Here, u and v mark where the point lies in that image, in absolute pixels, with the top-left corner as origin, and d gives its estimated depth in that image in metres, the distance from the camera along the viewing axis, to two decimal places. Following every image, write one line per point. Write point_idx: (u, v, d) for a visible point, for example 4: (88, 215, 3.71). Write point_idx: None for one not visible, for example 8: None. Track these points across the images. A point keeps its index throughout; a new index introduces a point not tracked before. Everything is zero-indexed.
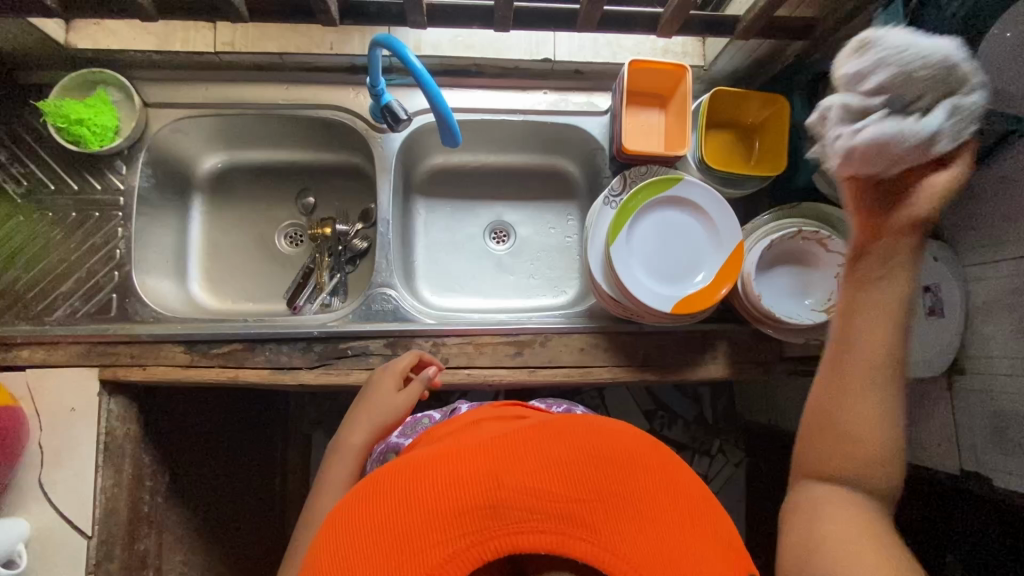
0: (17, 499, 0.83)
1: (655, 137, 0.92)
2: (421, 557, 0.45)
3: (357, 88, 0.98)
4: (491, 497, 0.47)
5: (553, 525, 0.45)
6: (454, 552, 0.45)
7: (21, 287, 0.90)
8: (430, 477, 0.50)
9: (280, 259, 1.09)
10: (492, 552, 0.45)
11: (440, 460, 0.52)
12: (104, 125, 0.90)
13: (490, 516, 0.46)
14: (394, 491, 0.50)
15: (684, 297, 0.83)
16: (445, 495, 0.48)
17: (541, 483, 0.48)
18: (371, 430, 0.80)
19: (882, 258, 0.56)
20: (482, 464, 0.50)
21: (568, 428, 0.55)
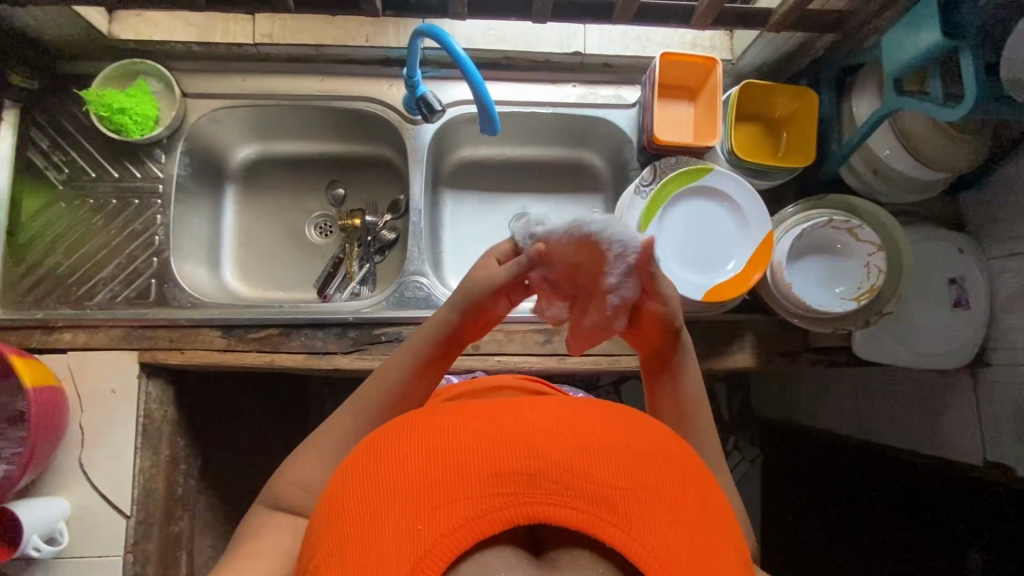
0: (57, 479, 0.85)
1: (684, 129, 0.94)
2: (448, 507, 0.44)
3: (391, 81, 1.00)
4: (527, 465, 0.46)
5: (586, 503, 0.44)
6: (482, 510, 0.44)
7: (63, 271, 0.91)
8: (466, 435, 0.49)
9: (310, 249, 1.11)
10: (520, 516, 0.44)
11: (481, 417, 0.51)
12: (146, 114, 0.92)
13: (525, 482, 0.45)
14: (431, 436, 0.49)
15: (714, 286, 0.86)
16: (483, 453, 0.47)
17: (582, 460, 0.46)
18: (456, 307, 0.72)
19: (662, 366, 0.74)
20: (525, 428, 0.49)
21: (616, 415, 0.53)
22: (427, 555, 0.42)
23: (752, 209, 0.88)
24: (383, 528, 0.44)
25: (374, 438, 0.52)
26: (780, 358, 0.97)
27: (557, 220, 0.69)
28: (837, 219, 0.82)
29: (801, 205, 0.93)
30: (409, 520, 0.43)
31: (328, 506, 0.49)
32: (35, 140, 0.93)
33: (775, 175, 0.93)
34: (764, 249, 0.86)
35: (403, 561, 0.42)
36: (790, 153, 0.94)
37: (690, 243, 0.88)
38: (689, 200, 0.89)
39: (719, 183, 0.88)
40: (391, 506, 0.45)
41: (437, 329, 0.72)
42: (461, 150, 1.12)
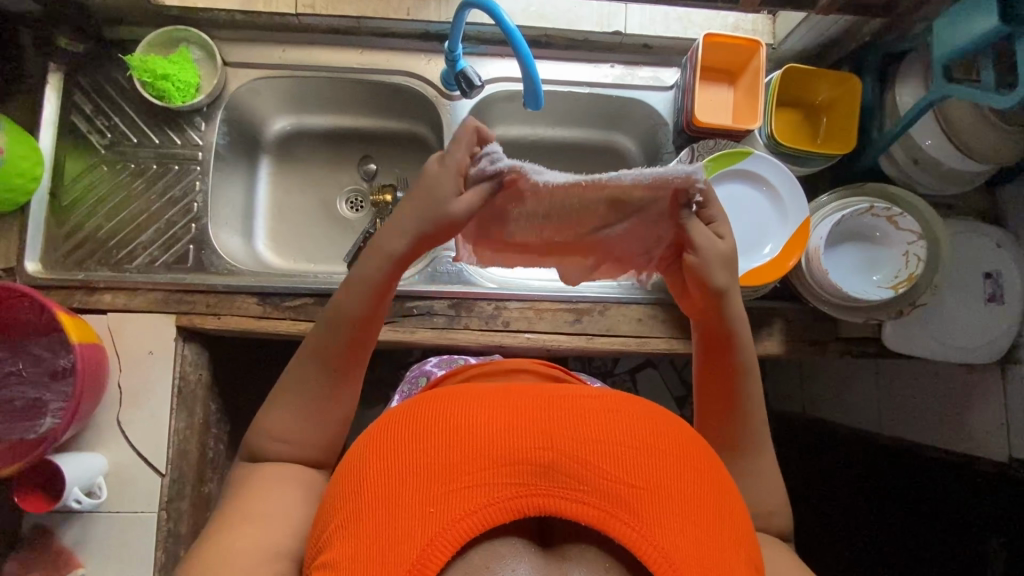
0: (96, 436, 0.87)
1: (723, 112, 0.94)
2: (462, 492, 0.46)
3: (430, 56, 1.00)
4: (542, 459, 0.47)
5: (597, 499, 0.45)
6: (495, 498, 0.45)
7: (104, 234, 0.93)
8: (484, 422, 0.49)
9: (341, 223, 1.12)
10: (531, 506, 0.46)
11: (499, 402, 0.52)
12: (188, 81, 0.93)
13: (539, 474, 0.46)
14: (447, 419, 0.50)
15: (750, 270, 0.85)
16: (500, 443, 0.48)
17: (597, 455, 0.47)
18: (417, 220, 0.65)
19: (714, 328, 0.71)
20: (542, 419, 0.50)
21: (635, 408, 0.53)
22: (439, 537, 0.44)
23: (789, 194, 0.87)
24: (398, 507, 0.46)
25: (392, 415, 0.54)
26: (808, 346, 0.97)
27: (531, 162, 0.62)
28: (878, 207, 0.81)
29: (836, 195, 0.92)
30: (423, 501, 0.45)
31: (345, 477, 0.51)
32: (78, 104, 0.94)
33: (812, 162, 0.92)
34: (800, 234, 0.86)
35: (417, 541, 0.44)
36: (830, 140, 0.93)
37: None
38: (727, 182, 0.89)
39: (757, 167, 0.88)
40: (406, 485, 0.47)
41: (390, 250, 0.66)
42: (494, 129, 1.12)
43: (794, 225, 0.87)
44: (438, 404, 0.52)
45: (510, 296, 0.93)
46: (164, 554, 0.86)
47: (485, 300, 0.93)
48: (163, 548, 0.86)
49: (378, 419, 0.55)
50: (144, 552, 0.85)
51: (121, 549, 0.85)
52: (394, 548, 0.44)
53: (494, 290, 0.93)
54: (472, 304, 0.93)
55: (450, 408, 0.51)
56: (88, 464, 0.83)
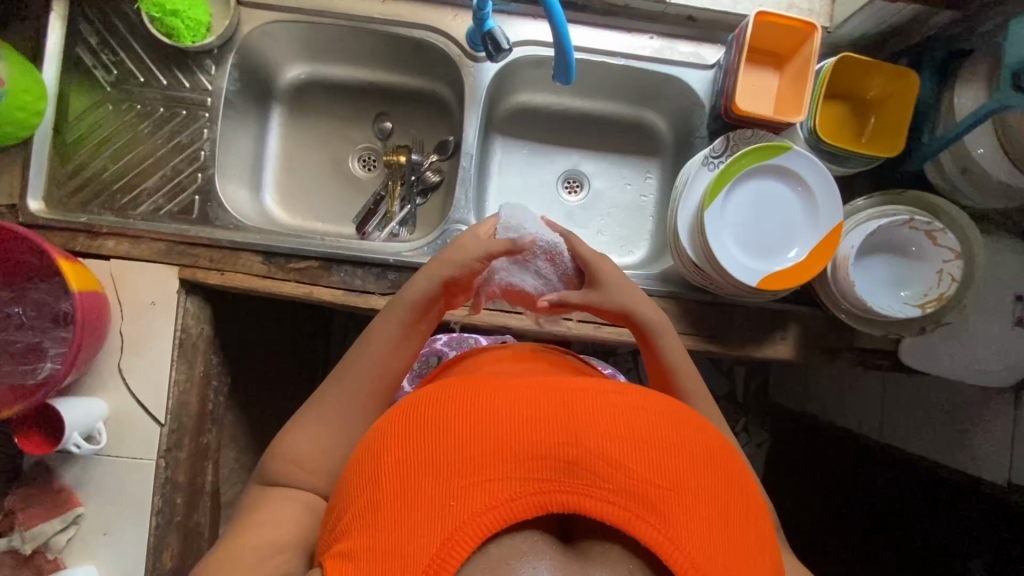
0: (96, 381, 0.87)
1: (765, 99, 0.88)
2: (484, 486, 0.45)
3: (456, 11, 0.93)
4: (566, 454, 0.46)
5: (622, 499, 0.45)
6: (517, 494, 0.45)
7: (109, 177, 0.90)
8: (506, 413, 0.49)
9: (352, 182, 1.09)
10: (554, 503, 0.45)
11: (521, 395, 0.51)
12: (198, 20, 0.87)
13: (563, 471, 0.46)
14: (468, 410, 0.50)
15: (771, 274, 0.82)
16: (522, 436, 0.47)
17: (622, 454, 0.47)
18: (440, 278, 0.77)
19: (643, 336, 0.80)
20: (565, 414, 0.49)
21: (659, 405, 0.53)
22: (461, 531, 0.43)
23: (824, 197, 0.82)
24: (419, 499, 0.45)
25: (409, 404, 0.53)
26: (820, 354, 0.94)
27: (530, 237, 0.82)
28: (917, 220, 0.76)
29: (873, 201, 0.87)
30: (445, 494, 0.45)
31: (362, 465, 0.51)
32: (84, 36, 0.89)
33: (853, 162, 0.87)
34: (829, 242, 0.82)
35: (438, 534, 0.43)
36: (875, 140, 0.87)
37: (754, 223, 0.84)
38: (759, 177, 0.83)
39: (794, 164, 0.82)
40: (427, 477, 0.46)
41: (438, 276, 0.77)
42: (517, 95, 1.07)
43: (824, 231, 0.82)
44: (459, 396, 0.52)
45: None
46: (161, 499, 0.88)
47: None
48: (160, 494, 0.88)
49: (394, 407, 0.54)
50: (142, 496, 0.87)
51: (120, 492, 0.87)
52: (416, 540, 0.43)
53: None
54: None
55: (471, 399, 0.51)
56: (87, 410, 0.83)
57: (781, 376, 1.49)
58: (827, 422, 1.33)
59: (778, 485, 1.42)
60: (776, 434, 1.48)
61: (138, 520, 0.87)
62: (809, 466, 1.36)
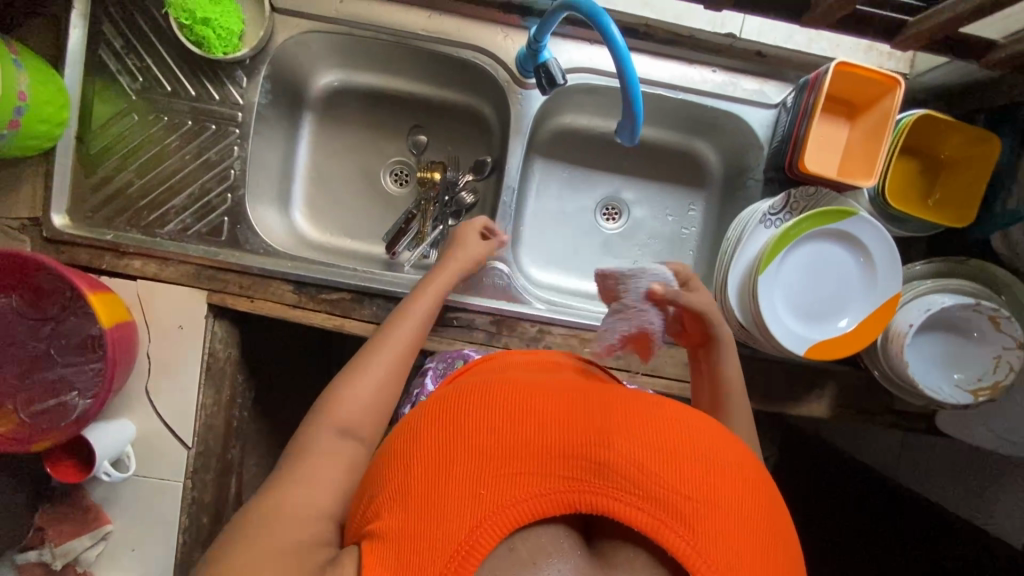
0: (123, 402, 0.86)
1: (833, 153, 0.82)
2: (513, 479, 0.43)
3: (506, 30, 0.86)
4: (597, 455, 0.44)
5: (653, 506, 0.42)
6: (546, 489, 0.43)
7: (134, 193, 0.86)
8: (539, 413, 0.47)
9: (383, 198, 1.04)
10: (584, 502, 0.43)
11: (553, 397, 0.49)
12: (230, 29, 0.81)
13: (593, 472, 0.43)
14: (500, 403, 0.48)
15: (820, 343, 0.79)
16: (555, 435, 0.45)
17: (655, 460, 0.44)
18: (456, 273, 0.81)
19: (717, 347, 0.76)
20: (598, 419, 0.47)
21: (693, 418, 0.50)
22: (489, 521, 0.41)
23: (884, 266, 0.78)
24: (447, 485, 0.43)
25: (440, 395, 0.52)
26: (856, 414, 0.92)
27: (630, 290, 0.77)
28: (984, 305, 0.72)
29: (932, 266, 0.83)
30: (473, 482, 0.43)
31: (391, 450, 0.49)
32: (107, 39, 0.83)
33: (915, 225, 0.82)
34: (884, 314, 0.78)
35: (464, 521, 0.41)
36: (942, 206, 0.82)
37: (808, 288, 0.80)
38: (818, 240, 0.79)
39: (856, 229, 0.78)
40: (456, 463, 0.44)
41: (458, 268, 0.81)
42: (562, 116, 1.01)
43: (879, 302, 0.78)
44: (490, 389, 0.50)
45: (557, 322, 0.88)
46: (189, 519, 0.88)
47: (530, 321, 0.88)
48: (187, 514, 0.88)
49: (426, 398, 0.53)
50: (170, 516, 0.88)
51: (147, 510, 0.87)
52: (441, 524, 0.41)
53: (541, 313, 0.88)
54: (515, 323, 0.88)
55: (504, 393, 0.49)
56: (116, 434, 0.83)
57: None
58: None
59: None
60: None
61: (166, 539, 0.88)
62: None
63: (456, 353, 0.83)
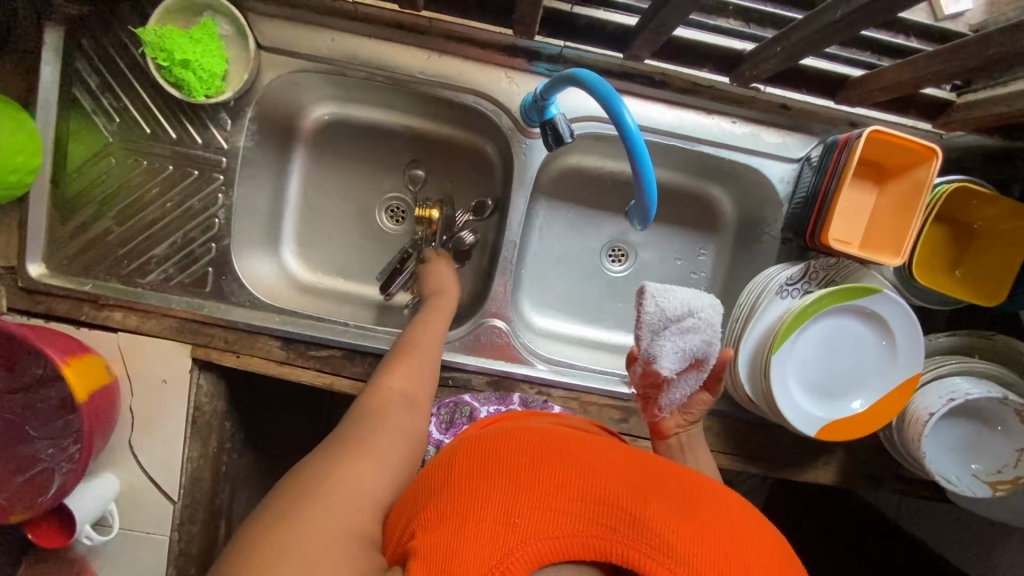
0: (106, 455, 0.84)
1: (859, 222, 0.77)
2: (548, 514, 0.42)
3: (510, 74, 0.80)
4: (634, 508, 0.44)
5: (684, 569, 0.41)
6: (579, 531, 0.42)
7: (113, 240, 0.81)
8: (578, 462, 0.47)
9: (379, 237, 0.99)
10: (614, 553, 0.42)
11: (589, 451, 0.50)
12: (212, 71, 0.75)
13: (626, 522, 0.43)
14: (540, 445, 0.48)
15: (831, 423, 0.75)
16: (595, 483, 0.45)
17: (686, 527, 0.44)
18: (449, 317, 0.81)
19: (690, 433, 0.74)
20: (633, 480, 0.47)
21: (720, 496, 0.50)
22: (521, 553, 0.40)
23: (906, 348, 0.74)
24: (482, 512, 0.42)
25: (478, 434, 0.52)
26: (863, 481, 0.89)
27: (679, 310, 0.65)
28: (1011, 398, 0.68)
29: (957, 339, 0.79)
30: (510, 510, 0.42)
31: (425, 478, 0.49)
32: (81, 76, 0.78)
33: (935, 297, 0.79)
34: (899, 397, 0.74)
35: (495, 548, 0.40)
36: (969, 278, 0.76)
37: (822, 363, 0.76)
38: (837, 315, 0.75)
39: (879, 308, 0.73)
40: (494, 493, 0.44)
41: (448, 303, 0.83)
42: (567, 156, 0.95)
43: (896, 385, 0.74)
44: (529, 432, 0.51)
45: (556, 384, 0.84)
46: (176, 571, 0.87)
47: (528, 382, 0.84)
48: (175, 566, 0.86)
49: (463, 435, 0.53)
50: (157, 569, 0.86)
51: (133, 563, 0.86)
52: (472, 549, 0.40)
53: (540, 374, 0.84)
54: (512, 384, 0.84)
55: (543, 438, 0.50)
56: (98, 492, 0.80)
57: None
58: None
59: None
60: None
61: None
62: None
63: (455, 398, 0.79)
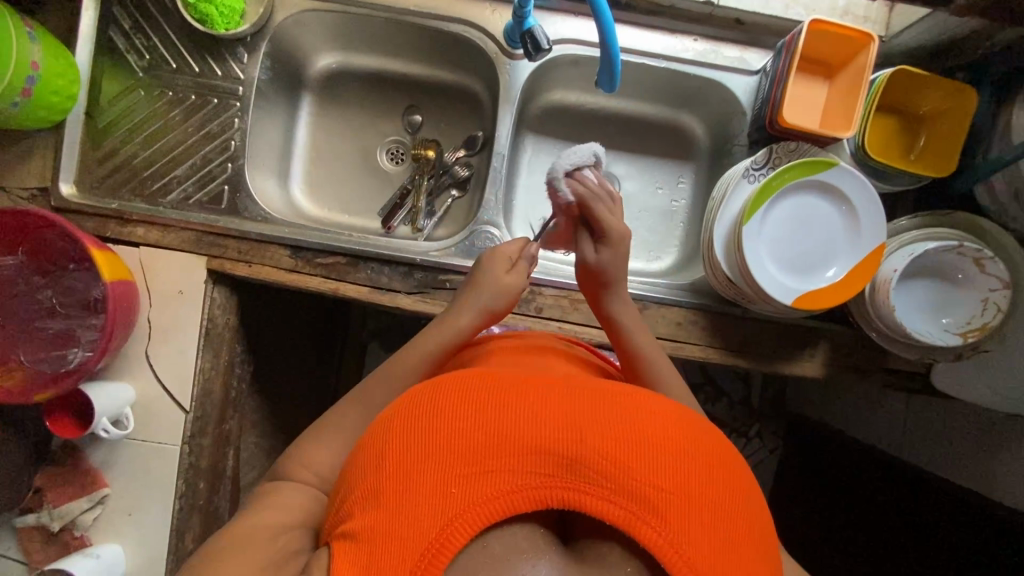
0: (122, 366, 0.88)
1: (814, 111, 0.84)
2: (485, 477, 0.45)
3: (494, 6, 0.91)
4: (571, 451, 0.46)
5: (622, 498, 0.45)
6: (519, 486, 0.45)
7: (139, 163, 0.90)
8: (514, 408, 0.49)
9: (380, 174, 1.06)
10: (556, 499, 0.45)
11: (526, 393, 0.50)
12: (233, 8, 0.86)
13: (565, 468, 0.46)
14: (473, 402, 0.49)
15: (807, 293, 0.80)
16: (531, 430, 0.47)
17: (628, 455, 0.46)
18: (479, 309, 0.79)
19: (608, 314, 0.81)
20: (574, 413, 0.49)
21: (670, 412, 0.51)
22: (460, 518, 0.44)
23: (868, 218, 0.79)
24: (419, 488, 0.45)
25: (415, 393, 0.53)
26: (850, 373, 0.92)
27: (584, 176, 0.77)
28: (967, 247, 0.73)
29: (918, 221, 0.83)
30: (446, 482, 0.45)
31: (367, 446, 0.51)
32: (117, 20, 0.89)
33: (898, 179, 0.84)
34: (870, 263, 0.79)
35: (435, 520, 0.44)
36: (924, 157, 0.83)
37: (792, 241, 0.81)
38: (800, 192, 0.81)
39: (838, 181, 0.79)
40: (430, 464, 0.46)
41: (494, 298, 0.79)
42: (551, 93, 1.03)
43: (864, 252, 0.79)
44: (463, 386, 0.51)
45: (547, 282, 0.90)
46: (185, 484, 0.89)
47: None
48: (183, 479, 0.89)
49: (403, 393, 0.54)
50: (167, 481, 0.89)
51: (145, 475, 0.89)
52: (415, 522, 0.44)
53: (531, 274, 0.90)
54: None
55: (476, 391, 0.50)
56: (114, 395, 0.84)
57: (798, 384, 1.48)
58: (842, 435, 1.32)
59: (785, 494, 1.42)
60: (790, 440, 1.47)
61: (163, 503, 0.88)
62: (817, 476, 1.35)
63: None
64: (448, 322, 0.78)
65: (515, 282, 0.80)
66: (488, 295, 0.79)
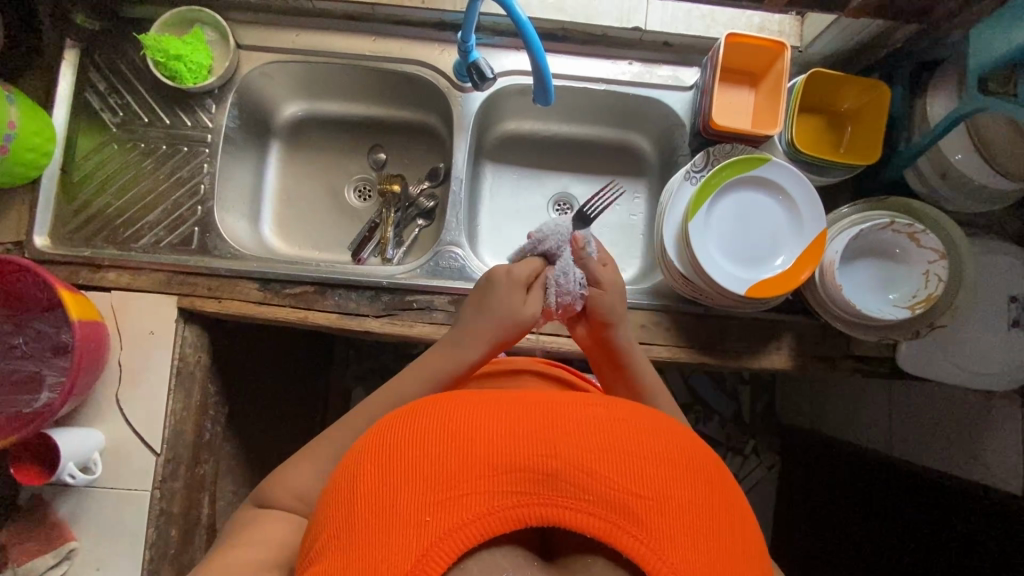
0: (92, 411, 0.87)
1: (743, 115, 0.91)
2: (459, 501, 0.42)
3: (443, 46, 0.99)
4: (546, 465, 0.43)
5: (603, 510, 0.42)
6: (495, 507, 0.42)
7: (112, 212, 0.94)
8: (485, 424, 0.46)
9: (348, 212, 1.10)
10: (534, 516, 0.42)
11: (499, 408, 0.48)
12: (200, 63, 0.93)
13: (542, 483, 0.43)
14: (444, 423, 0.46)
15: (759, 281, 0.83)
16: (504, 445, 0.44)
17: (607, 464, 0.44)
18: (489, 341, 0.75)
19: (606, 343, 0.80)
20: (548, 425, 0.46)
21: (646, 419, 0.49)
22: (435, 548, 0.40)
23: (807, 207, 0.84)
24: (390, 518, 0.42)
25: (386, 422, 0.50)
26: (817, 362, 0.92)
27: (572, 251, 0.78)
28: (899, 223, 0.79)
29: (858, 210, 0.86)
30: (418, 509, 0.42)
31: (337, 484, 0.47)
32: (93, 82, 0.95)
33: (834, 172, 0.88)
34: (815, 247, 0.83)
35: (409, 551, 0.40)
36: (853, 150, 0.89)
37: (740, 233, 0.85)
38: (740, 188, 0.85)
39: (773, 175, 0.84)
40: (401, 492, 0.43)
41: (508, 327, 0.75)
42: (505, 123, 1.09)
43: (808, 238, 0.83)
44: (435, 409, 0.49)
45: None
46: (156, 531, 0.86)
47: None
48: (155, 526, 0.86)
49: (373, 423, 0.51)
50: (136, 530, 0.85)
51: (114, 525, 0.85)
52: (387, 556, 0.40)
53: None
54: None
55: (448, 412, 0.48)
56: (84, 439, 0.83)
57: (785, 394, 1.47)
58: (832, 439, 1.31)
59: (788, 510, 1.37)
60: (786, 452, 1.44)
61: (132, 554, 0.85)
62: (815, 486, 1.32)
63: None
64: (463, 341, 0.75)
65: (531, 314, 0.75)
66: (502, 322, 0.75)
